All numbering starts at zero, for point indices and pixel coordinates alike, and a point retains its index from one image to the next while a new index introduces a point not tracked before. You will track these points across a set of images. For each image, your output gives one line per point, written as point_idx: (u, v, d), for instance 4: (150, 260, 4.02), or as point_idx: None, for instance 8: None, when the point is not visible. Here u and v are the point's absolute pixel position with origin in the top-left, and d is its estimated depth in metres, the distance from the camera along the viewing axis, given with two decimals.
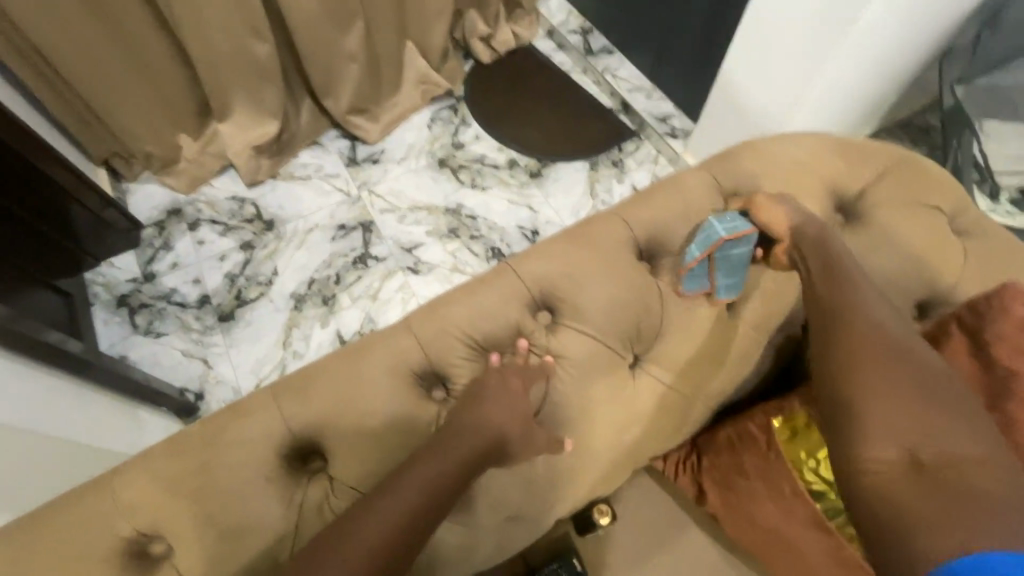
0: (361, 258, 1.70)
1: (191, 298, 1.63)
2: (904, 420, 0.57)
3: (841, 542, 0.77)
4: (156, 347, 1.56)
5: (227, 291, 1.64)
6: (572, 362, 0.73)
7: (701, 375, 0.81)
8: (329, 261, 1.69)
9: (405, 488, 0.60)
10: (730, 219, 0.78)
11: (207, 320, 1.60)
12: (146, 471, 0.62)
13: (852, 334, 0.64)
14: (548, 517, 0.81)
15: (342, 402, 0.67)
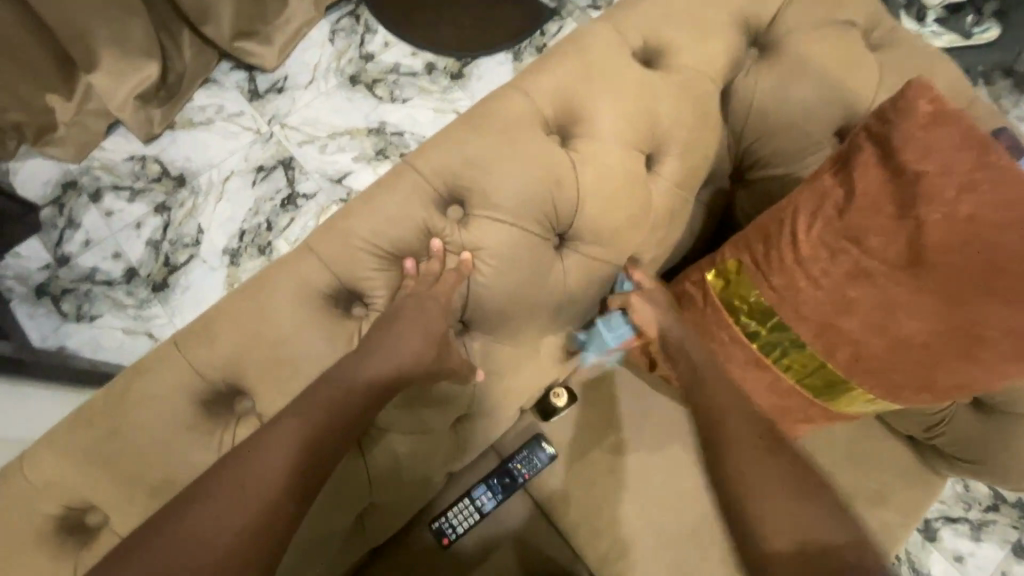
0: (290, 199, 1.58)
1: (118, 275, 1.50)
2: (779, 509, 0.63)
3: (778, 374, 0.78)
4: (94, 331, 1.46)
5: (154, 259, 1.52)
6: (490, 253, 0.68)
7: (629, 241, 0.78)
8: (255, 209, 1.57)
9: (316, 411, 0.59)
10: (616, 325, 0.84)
11: (141, 293, 1.50)
12: (57, 450, 0.58)
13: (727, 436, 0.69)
14: (501, 413, 0.82)
15: (251, 337, 0.62)
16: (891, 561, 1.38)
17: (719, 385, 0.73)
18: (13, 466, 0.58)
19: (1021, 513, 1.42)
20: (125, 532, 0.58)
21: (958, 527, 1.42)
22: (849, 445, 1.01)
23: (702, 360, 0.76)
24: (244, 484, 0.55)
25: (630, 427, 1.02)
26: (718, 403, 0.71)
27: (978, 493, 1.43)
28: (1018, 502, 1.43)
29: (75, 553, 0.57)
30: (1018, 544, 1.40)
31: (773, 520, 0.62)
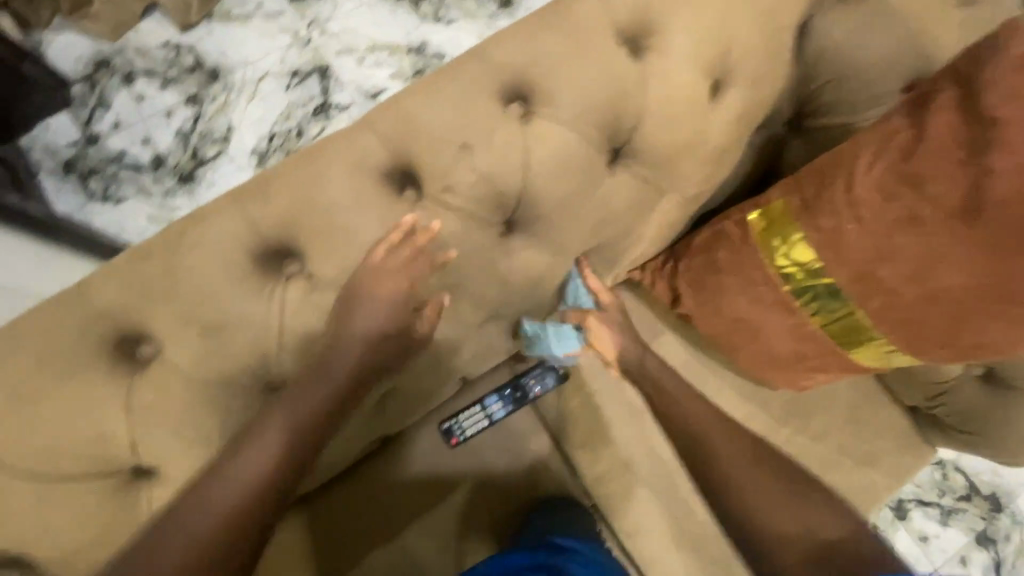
0: (323, 108, 1.42)
1: (145, 163, 1.36)
2: (785, 516, 0.74)
3: (801, 320, 0.80)
4: (120, 216, 1.35)
5: (182, 151, 1.38)
6: (550, 155, 0.68)
7: (682, 168, 0.79)
8: (288, 113, 1.41)
9: (333, 361, 0.63)
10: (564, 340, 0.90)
11: (167, 184, 1.37)
12: (114, 279, 0.60)
13: (721, 476, 0.77)
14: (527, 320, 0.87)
15: (309, 201, 0.64)
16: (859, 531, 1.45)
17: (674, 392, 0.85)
18: (71, 291, 0.60)
19: (990, 505, 1.48)
20: (174, 364, 0.61)
21: (928, 509, 1.48)
22: (848, 407, 1.05)
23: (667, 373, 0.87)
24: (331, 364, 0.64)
25: None
26: (672, 409, 0.84)
27: (954, 482, 1.49)
28: (990, 496, 1.49)
29: (129, 376, 0.60)
30: (982, 532, 1.47)
31: (767, 519, 0.74)
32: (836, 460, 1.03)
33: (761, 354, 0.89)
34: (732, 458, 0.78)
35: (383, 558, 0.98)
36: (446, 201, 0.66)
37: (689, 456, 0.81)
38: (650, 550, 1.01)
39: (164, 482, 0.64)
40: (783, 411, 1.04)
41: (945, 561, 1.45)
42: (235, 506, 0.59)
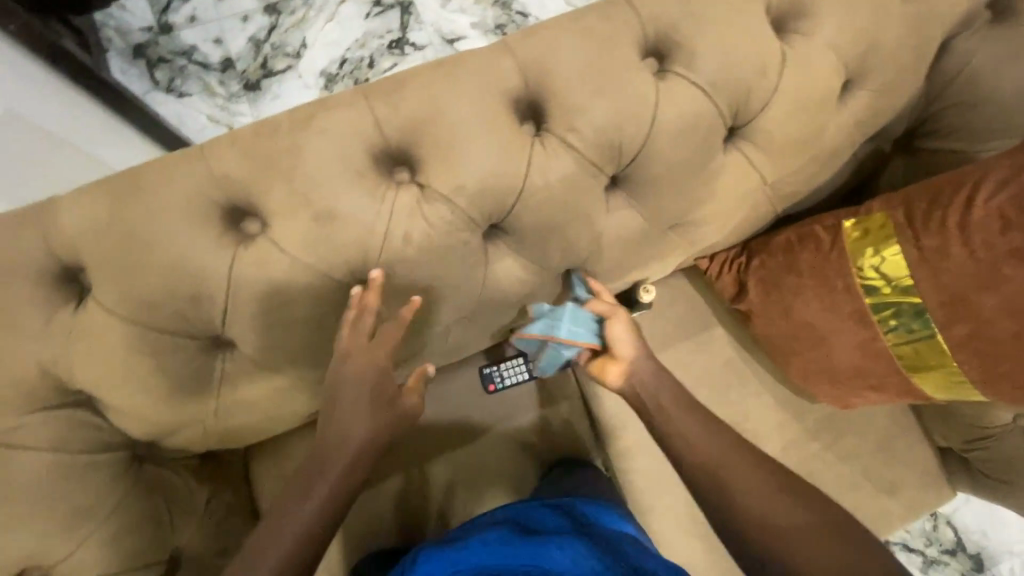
0: (398, 44, 1.31)
1: (213, 62, 1.24)
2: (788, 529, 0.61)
3: (874, 335, 0.81)
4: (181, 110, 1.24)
5: (253, 57, 1.26)
6: (678, 116, 0.67)
7: (789, 161, 0.78)
8: (363, 41, 1.29)
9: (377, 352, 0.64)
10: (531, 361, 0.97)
11: (231, 88, 1.26)
12: (236, 147, 0.60)
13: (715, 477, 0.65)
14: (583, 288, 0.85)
15: (435, 112, 0.63)
16: None
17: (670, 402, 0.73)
18: (193, 150, 0.60)
19: (972, 564, 1.49)
20: (277, 243, 0.60)
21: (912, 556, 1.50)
22: (881, 435, 1.05)
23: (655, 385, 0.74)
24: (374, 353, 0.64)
25: (691, 349, 1.07)
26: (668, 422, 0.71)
27: (942, 535, 1.50)
28: (974, 555, 1.50)
29: (232, 248, 0.60)
30: None
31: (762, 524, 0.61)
32: (858, 482, 1.04)
33: (819, 364, 0.89)
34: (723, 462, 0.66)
35: (402, 484, 0.99)
36: (568, 140, 0.65)
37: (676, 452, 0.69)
38: (661, 532, 1.02)
39: (246, 357, 0.67)
40: (818, 426, 1.05)
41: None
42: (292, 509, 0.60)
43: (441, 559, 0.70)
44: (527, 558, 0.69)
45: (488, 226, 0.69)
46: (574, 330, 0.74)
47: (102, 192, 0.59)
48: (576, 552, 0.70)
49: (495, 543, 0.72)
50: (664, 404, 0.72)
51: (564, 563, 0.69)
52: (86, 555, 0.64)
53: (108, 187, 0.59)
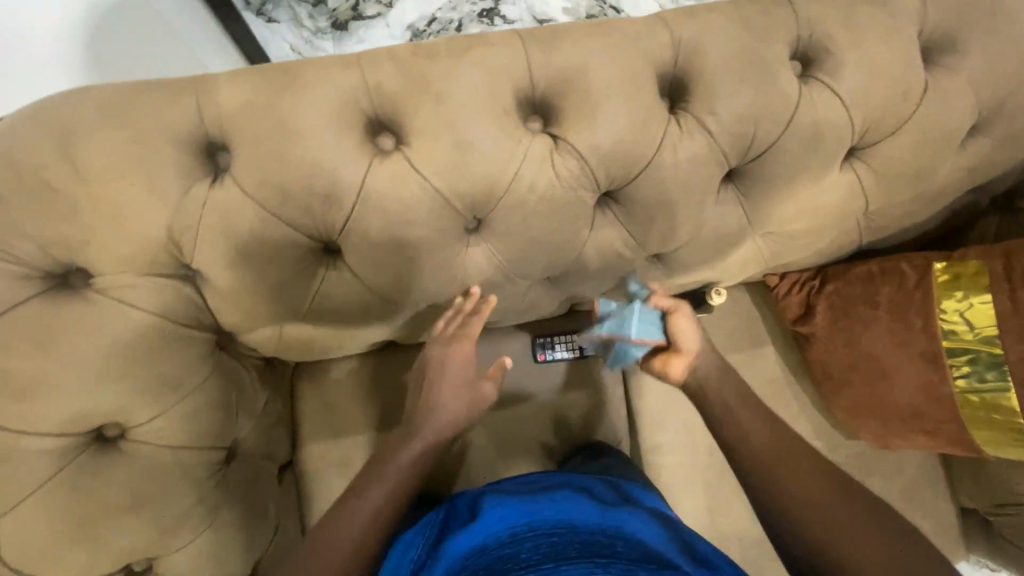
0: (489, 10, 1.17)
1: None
2: (852, 536, 0.58)
3: (939, 379, 0.83)
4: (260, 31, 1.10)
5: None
6: (812, 123, 0.69)
7: (898, 192, 0.79)
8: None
9: (450, 366, 0.71)
10: (648, 321, 0.74)
11: (318, 23, 1.13)
12: (395, 64, 0.62)
13: (776, 485, 0.63)
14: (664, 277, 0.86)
15: (587, 68, 0.64)
16: None
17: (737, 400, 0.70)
18: (353, 57, 0.62)
19: None
20: (414, 163, 0.62)
21: None
22: (905, 485, 1.04)
23: (725, 381, 0.72)
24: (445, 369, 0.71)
25: (738, 362, 1.06)
26: (732, 420, 0.68)
27: None
28: None
29: (369, 158, 0.61)
30: None
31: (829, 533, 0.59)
32: None
33: (871, 400, 0.90)
34: (789, 464, 0.64)
35: None
36: (705, 123, 0.66)
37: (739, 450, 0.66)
38: None
39: (348, 269, 0.68)
40: (845, 462, 1.04)
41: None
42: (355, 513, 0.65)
43: (514, 505, 0.71)
44: (601, 517, 0.69)
45: (603, 192, 0.70)
46: (647, 329, 0.74)
47: (257, 77, 0.61)
48: (646, 520, 0.71)
49: (568, 501, 0.73)
50: (713, 399, 0.70)
51: (638, 526, 0.69)
52: (166, 423, 0.66)
53: (263, 74, 0.61)
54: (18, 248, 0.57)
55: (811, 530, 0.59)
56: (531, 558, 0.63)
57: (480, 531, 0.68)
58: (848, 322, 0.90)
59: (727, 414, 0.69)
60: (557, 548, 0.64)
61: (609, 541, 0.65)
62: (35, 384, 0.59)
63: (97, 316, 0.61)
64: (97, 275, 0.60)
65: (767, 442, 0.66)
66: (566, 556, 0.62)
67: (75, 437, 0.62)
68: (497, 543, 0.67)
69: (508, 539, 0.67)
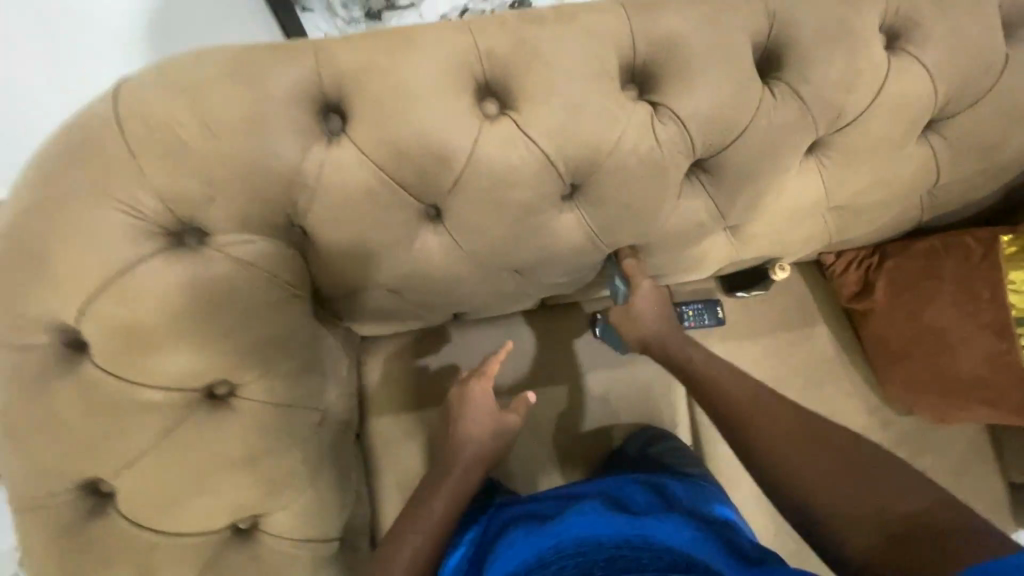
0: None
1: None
2: (850, 489, 0.60)
3: (1004, 348, 0.87)
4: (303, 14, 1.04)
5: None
6: (898, 93, 0.71)
7: (971, 165, 0.81)
8: None
9: (471, 401, 0.77)
10: (616, 289, 0.82)
11: (353, 12, 1.06)
12: (505, 29, 0.63)
13: (774, 450, 0.66)
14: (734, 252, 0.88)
15: (689, 35, 0.66)
16: None
17: (727, 382, 0.75)
18: (464, 23, 0.64)
19: None
20: (523, 126, 0.64)
21: None
22: (960, 460, 1.05)
23: (717, 372, 0.76)
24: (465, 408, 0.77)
25: (797, 341, 1.05)
26: (723, 399, 0.73)
27: None
28: None
29: (479, 121, 0.63)
30: None
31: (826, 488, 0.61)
32: None
33: (932, 372, 0.92)
34: (786, 432, 0.67)
35: None
36: (798, 91, 0.69)
37: (730, 421, 0.71)
38: None
39: (447, 233, 0.69)
40: (902, 438, 1.04)
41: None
42: (411, 546, 0.70)
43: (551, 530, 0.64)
44: (634, 526, 0.61)
45: (695, 161, 0.72)
46: (614, 289, 0.82)
47: (372, 41, 0.62)
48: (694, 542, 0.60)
49: (595, 514, 0.65)
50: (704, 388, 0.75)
51: (668, 534, 0.61)
52: (270, 385, 0.67)
53: (378, 37, 0.62)
54: (144, 203, 0.59)
55: (807, 491, 0.62)
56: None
57: (514, 557, 0.63)
58: (913, 297, 0.92)
59: (716, 395, 0.74)
60: (588, 567, 0.58)
61: (634, 555, 0.58)
62: (159, 338, 0.60)
63: (208, 272, 0.61)
64: (212, 232, 0.61)
65: (764, 413, 0.69)
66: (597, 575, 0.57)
67: (188, 394, 0.63)
68: (529, 568, 0.61)
69: (539, 562, 0.61)
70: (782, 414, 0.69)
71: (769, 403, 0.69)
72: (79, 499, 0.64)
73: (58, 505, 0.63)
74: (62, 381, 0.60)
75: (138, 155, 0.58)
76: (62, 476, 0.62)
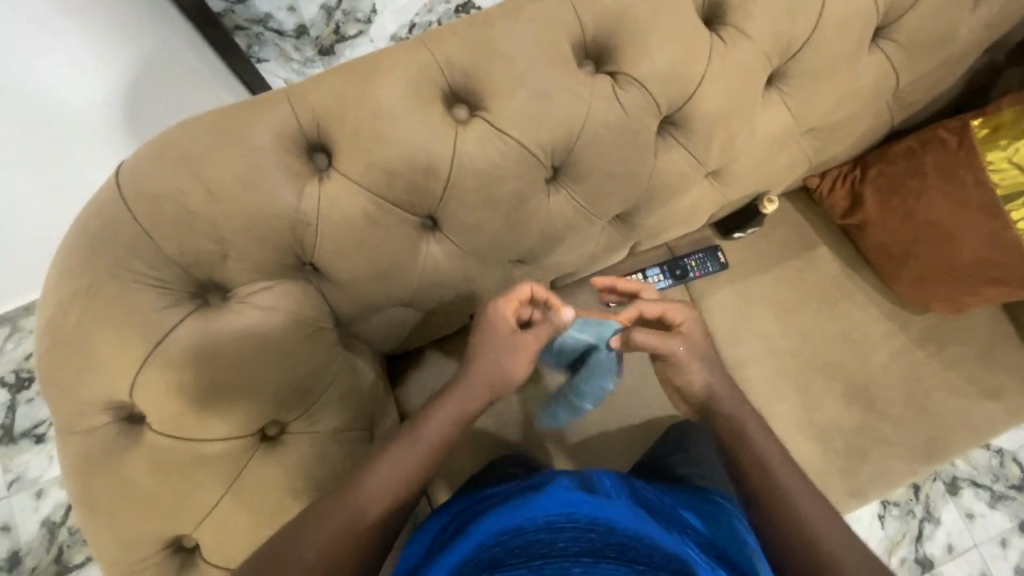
0: None
1: (288, 30, 1.04)
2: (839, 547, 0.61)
3: (998, 228, 0.89)
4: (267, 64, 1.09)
5: (326, 22, 1.05)
6: (840, 10, 0.74)
7: (925, 63, 0.84)
8: None
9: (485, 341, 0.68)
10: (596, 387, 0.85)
11: (306, 53, 1.08)
12: (459, 36, 0.67)
13: (776, 491, 0.66)
14: (721, 196, 0.90)
15: (630, 2, 0.69)
16: (905, 489, 1.34)
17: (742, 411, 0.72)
18: (419, 40, 0.67)
19: None
20: (496, 124, 0.67)
21: (979, 491, 1.35)
22: (982, 343, 1.07)
23: (730, 397, 0.73)
24: (480, 348, 0.69)
25: (801, 266, 1.08)
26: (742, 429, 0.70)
27: (1010, 470, 1.36)
28: None
29: (453, 127, 0.67)
30: None
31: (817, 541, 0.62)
32: (963, 388, 1.05)
33: (937, 264, 0.95)
34: (794, 483, 0.66)
35: None
36: (744, 31, 0.72)
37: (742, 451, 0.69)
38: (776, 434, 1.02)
39: (447, 238, 0.73)
40: (922, 336, 1.06)
41: (985, 539, 1.32)
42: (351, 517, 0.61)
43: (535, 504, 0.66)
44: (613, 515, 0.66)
45: (663, 118, 0.75)
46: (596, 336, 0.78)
47: (338, 76, 0.66)
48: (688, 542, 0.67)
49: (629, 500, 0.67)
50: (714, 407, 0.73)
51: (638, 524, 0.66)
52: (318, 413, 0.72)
53: (341, 72, 0.66)
54: (168, 273, 0.63)
55: (791, 539, 0.63)
56: (573, 552, 0.61)
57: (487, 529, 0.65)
58: (902, 199, 0.95)
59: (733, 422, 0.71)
60: (596, 551, 0.62)
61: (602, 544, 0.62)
62: (209, 394, 0.64)
63: (236, 323, 0.65)
64: (235, 286, 0.67)
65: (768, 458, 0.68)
66: (604, 560, 0.61)
67: (246, 438, 0.68)
68: (537, 527, 0.63)
69: (549, 526, 0.64)
70: (787, 466, 0.68)
71: (774, 454, 0.68)
72: (168, 559, 0.68)
73: (148, 561, 0.67)
74: (127, 452, 0.64)
75: (149, 231, 0.62)
76: (147, 540, 0.66)
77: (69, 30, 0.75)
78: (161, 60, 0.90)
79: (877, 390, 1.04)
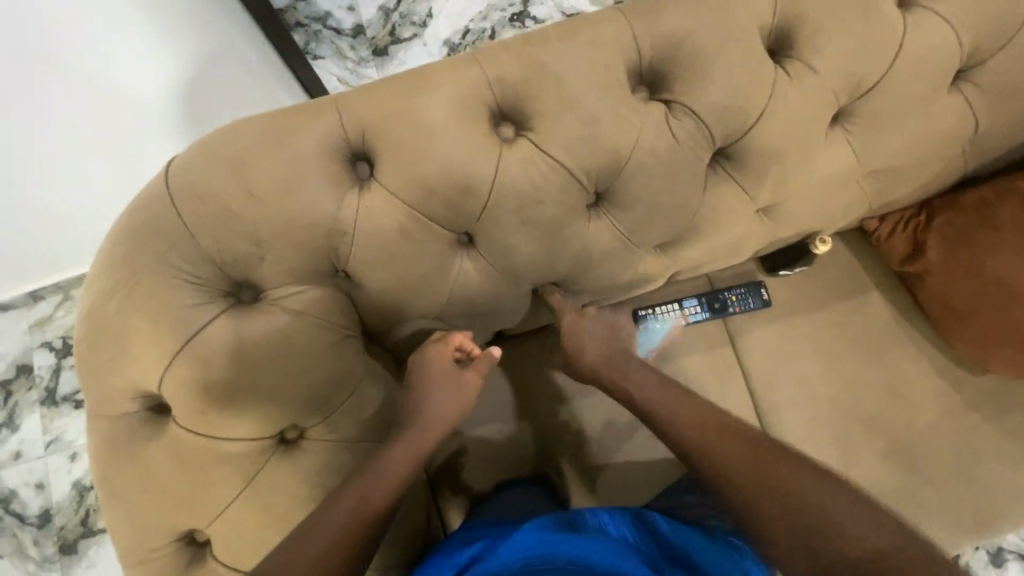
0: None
1: (345, 29, 1.05)
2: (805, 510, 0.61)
3: None
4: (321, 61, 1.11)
5: (383, 24, 1.06)
6: (919, 49, 0.69)
7: (1010, 109, 0.78)
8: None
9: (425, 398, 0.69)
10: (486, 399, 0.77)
11: (361, 53, 1.10)
12: (512, 54, 0.66)
13: (726, 468, 0.66)
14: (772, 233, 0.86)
15: (693, 28, 0.66)
16: None
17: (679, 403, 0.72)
18: (472, 56, 0.66)
19: None
20: (541, 146, 0.65)
21: None
22: None
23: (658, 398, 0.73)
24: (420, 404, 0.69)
25: (850, 311, 1.01)
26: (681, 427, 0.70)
27: None
28: None
29: (498, 146, 0.65)
30: None
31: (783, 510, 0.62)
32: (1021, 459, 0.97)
33: (1003, 324, 0.88)
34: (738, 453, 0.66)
35: None
36: (812, 64, 0.68)
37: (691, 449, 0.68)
38: None
39: (481, 256, 0.72)
40: (979, 399, 0.99)
41: None
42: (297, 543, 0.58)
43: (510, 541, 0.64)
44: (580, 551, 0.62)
45: (716, 151, 0.72)
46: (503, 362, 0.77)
47: (388, 87, 0.65)
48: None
49: (598, 536, 0.64)
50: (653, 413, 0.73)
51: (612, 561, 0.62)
52: (336, 422, 0.71)
53: (392, 83, 0.66)
54: (206, 271, 0.64)
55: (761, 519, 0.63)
56: None
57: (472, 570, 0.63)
58: (969, 252, 0.89)
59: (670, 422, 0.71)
60: None
61: None
62: (232, 394, 0.65)
63: (264, 326, 0.65)
64: (266, 289, 0.67)
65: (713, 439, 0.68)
66: None
67: (264, 441, 0.68)
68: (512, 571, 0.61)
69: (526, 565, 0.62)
70: (733, 438, 0.68)
71: (720, 430, 0.69)
72: (179, 550, 0.69)
73: (161, 551, 0.68)
74: (150, 443, 0.65)
75: (191, 228, 0.63)
76: (160, 531, 0.67)
77: (139, 27, 0.77)
78: (223, 60, 0.92)
79: (923, 451, 0.97)
